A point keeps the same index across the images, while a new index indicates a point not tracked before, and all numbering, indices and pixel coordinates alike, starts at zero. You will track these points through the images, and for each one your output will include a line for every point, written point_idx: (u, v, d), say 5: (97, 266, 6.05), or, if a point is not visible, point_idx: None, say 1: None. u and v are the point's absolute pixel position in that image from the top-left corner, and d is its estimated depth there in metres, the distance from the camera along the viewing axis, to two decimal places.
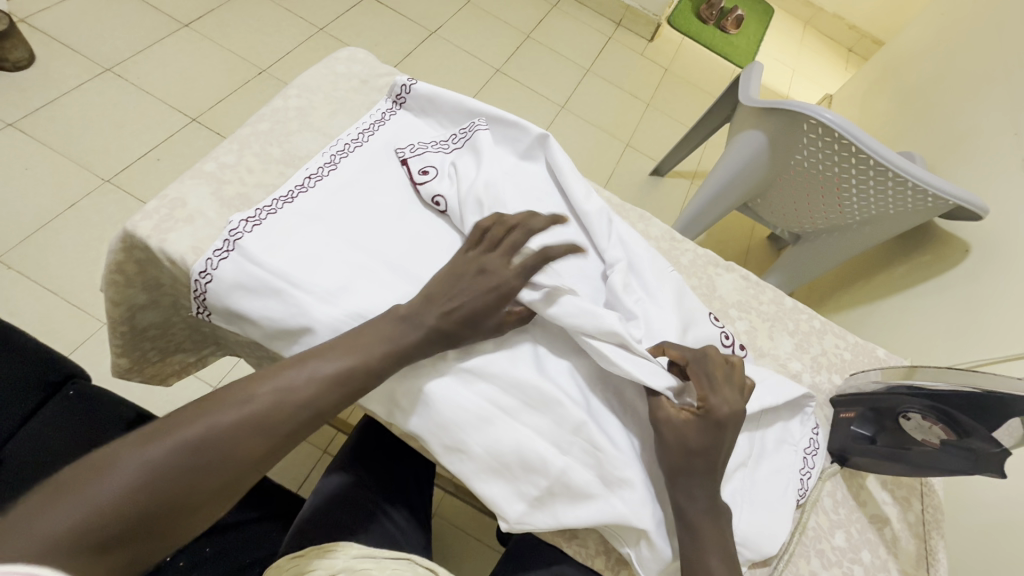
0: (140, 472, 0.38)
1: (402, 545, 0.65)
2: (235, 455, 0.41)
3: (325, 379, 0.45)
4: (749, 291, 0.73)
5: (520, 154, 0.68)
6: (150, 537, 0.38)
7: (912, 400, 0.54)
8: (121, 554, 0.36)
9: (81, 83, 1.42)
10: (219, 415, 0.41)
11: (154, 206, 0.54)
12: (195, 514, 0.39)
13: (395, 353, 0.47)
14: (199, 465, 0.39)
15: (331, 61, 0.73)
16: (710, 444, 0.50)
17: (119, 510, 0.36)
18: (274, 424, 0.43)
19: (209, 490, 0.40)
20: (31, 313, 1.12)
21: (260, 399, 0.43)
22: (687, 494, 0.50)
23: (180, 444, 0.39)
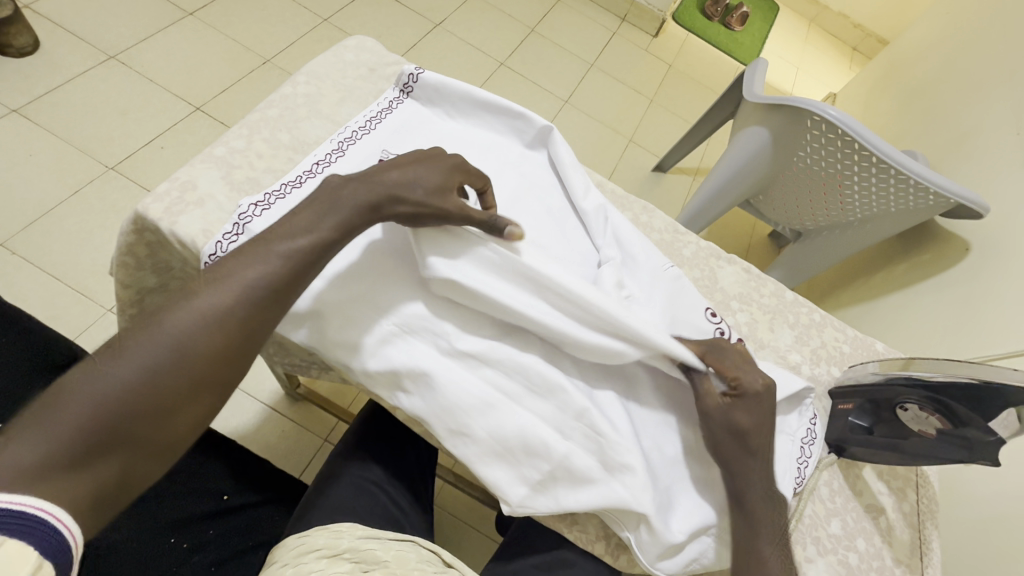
0: (102, 385, 0.35)
1: (404, 527, 0.66)
2: (196, 352, 0.38)
3: (276, 264, 0.42)
4: (751, 284, 0.74)
5: (525, 145, 0.69)
6: (132, 449, 0.36)
7: (909, 390, 0.55)
8: (102, 467, 0.35)
9: (86, 70, 1.42)
10: (171, 318, 0.38)
11: (165, 189, 0.54)
12: (173, 419, 0.37)
13: (343, 224, 0.46)
14: (160, 370, 0.37)
15: (340, 49, 0.73)
16: (761, 421, 0.52)
17: (90, 426, 0.34)
18: (230, 316, 0.40)
19: (179, 393, 0.37)
20: (36, 298, 1.13)
21: (212, 296, 0.40)
22: (746, 479, 0.52)
23: (136, 353, 0.37)
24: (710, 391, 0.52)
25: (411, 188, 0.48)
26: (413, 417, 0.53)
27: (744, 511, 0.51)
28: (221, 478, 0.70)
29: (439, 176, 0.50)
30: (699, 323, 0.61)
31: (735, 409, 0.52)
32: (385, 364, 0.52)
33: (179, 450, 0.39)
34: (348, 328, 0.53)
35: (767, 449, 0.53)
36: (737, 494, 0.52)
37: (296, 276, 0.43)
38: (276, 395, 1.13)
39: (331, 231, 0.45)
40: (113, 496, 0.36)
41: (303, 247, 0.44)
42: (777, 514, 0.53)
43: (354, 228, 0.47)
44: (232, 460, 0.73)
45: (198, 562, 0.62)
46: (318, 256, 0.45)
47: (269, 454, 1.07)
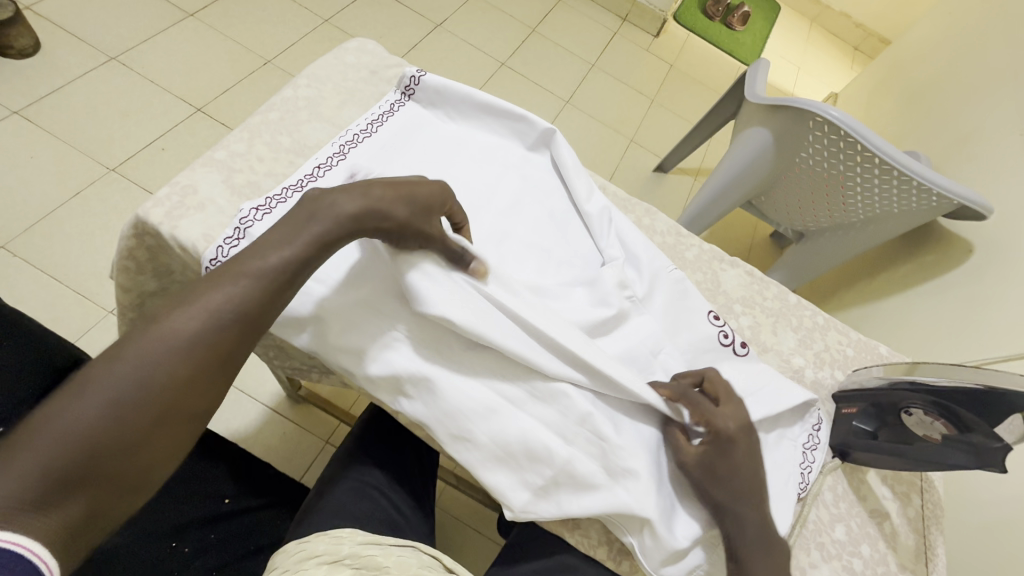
0: (69, 417, 0.33)
1: (406, 532, 0.66)
2: (169, 378, 0.37)
3: (248, 283, 0.41)
4: (753, 287, 0.74)
5: (527, 147, 0.68)
6: (105, 483, 0.34)
7: (915, 395, 0.54)
8: (73, 503, 0.33)
9: (86, 71, 1.42)
10: (138, 344, 0.37)
11: (166, 193, 0.54)
12: (148, 447, 0.36)
13: (320, 237, 0.45)
14: (131, 398, 0.35)
15: (341, 52, 0.73)
16: (733, 471, 0.51)
17: (59, 461, 0.32)
18: (205, 337, 0.38)
19: (154, 419, 0.36)
20: (38, 300, 1.13)
21: (183, 319, 0.38)
22: (737, 523, 0.50)
23: (106, 381, 0.35)
24: (682, 446, 0.53)
25: (399, 204, 0.48)
26: (413, 421, 0.53)
27: (737, 553, 0.50)
28: (220, 481, 0.71)
29: (434, 195, 0.51)
30: (700, 328, 0.62)
31: (702, 460, 0.52)
32: (388, 369, 0.51)
33: (155, 482, 0.37)
34: (346, 333, 0.52)
35: (753, 463, 0.53)
36: (732, 540, 0.50)
37: (271, 295, 0.42)
38: (277, 396, 1.13)
39: (307, 246, 0.44)
40: (86, 534, 0.34)
41: (275, 264, 0.42)
42: (772, 548, 0.50)
43: (337, 239, 0.46)
44: (231, 464, 0.75)
45: (201, 566, 0.61)
46: (292, 276, 0.43)
47: (270, 457, 1.07)
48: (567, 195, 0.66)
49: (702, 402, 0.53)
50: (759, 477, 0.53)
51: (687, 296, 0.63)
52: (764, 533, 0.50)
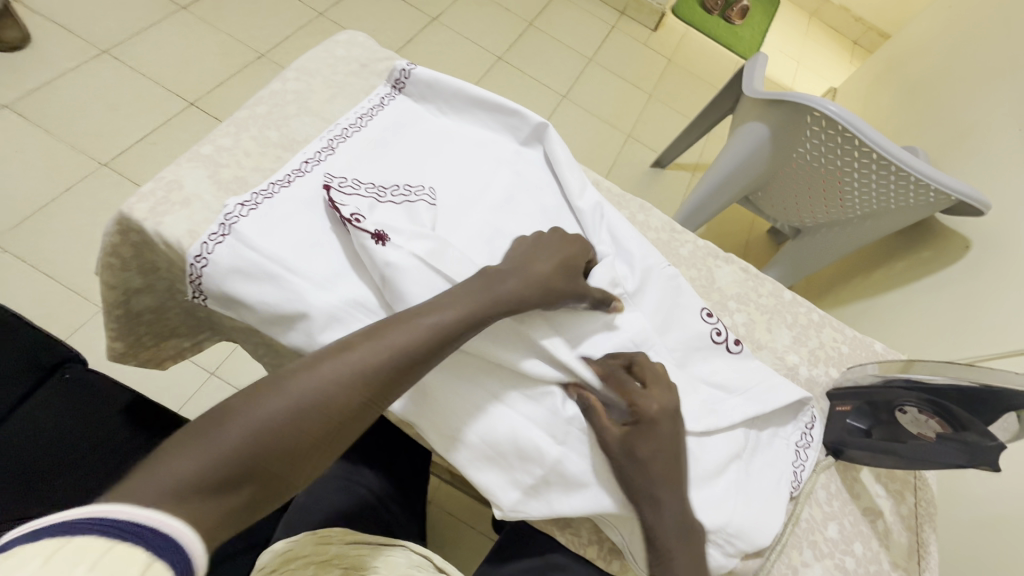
0: (256, 416, 0.38)
1: (397, 532, 0.66)
2: (334, 409, 0.40)
3: (426, 331, 0.44)
4: (748, 284, 0.73)
5: (519, 143, 0.67)
6: (263, 484, 0.38)
7: (909, 394, 0.54)
8: (237, 496, 0.37)
9: (77, 65, 1.40)
10: (323, 368, 0.41)
11: (150, 188, 0.53)
12: (301, 463, 0.39)
13: (489, 301, 0.47)
14: (303, 416, 0.39)
15: (331, 44, 0.72)
16: (662, 451, 0.49)
17: (234, 457, 0.37)
18: (374, 375, 0.42)
19: (309, 445, 0.39)
20: (29, 296, 1.12)
21: (357, 356, 0.42)
22: (656, 515, 0.48)
23: (287, 394, 0.39)
24: (606, 426, 0.49)
25: (558, 275, 0.51)
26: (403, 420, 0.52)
27: (656, 548, 0.48)
28: None
29: (568, 255, 0.54)
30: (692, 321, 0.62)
31: (628, 439, 0.48)
32: None
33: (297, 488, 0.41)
34: (319, 323, 0.48)
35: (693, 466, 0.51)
36: (650, 528, 0.48)
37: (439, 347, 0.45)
38: None
39: (477, 308, 0.46)
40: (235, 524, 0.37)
41: (453, 319, 0.45)
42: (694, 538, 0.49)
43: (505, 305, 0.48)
44: None
45: None
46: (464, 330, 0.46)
47: None
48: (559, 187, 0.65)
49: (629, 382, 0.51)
50: (678, 459, 0.50)
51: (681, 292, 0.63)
52: (688, 542, 0.48)
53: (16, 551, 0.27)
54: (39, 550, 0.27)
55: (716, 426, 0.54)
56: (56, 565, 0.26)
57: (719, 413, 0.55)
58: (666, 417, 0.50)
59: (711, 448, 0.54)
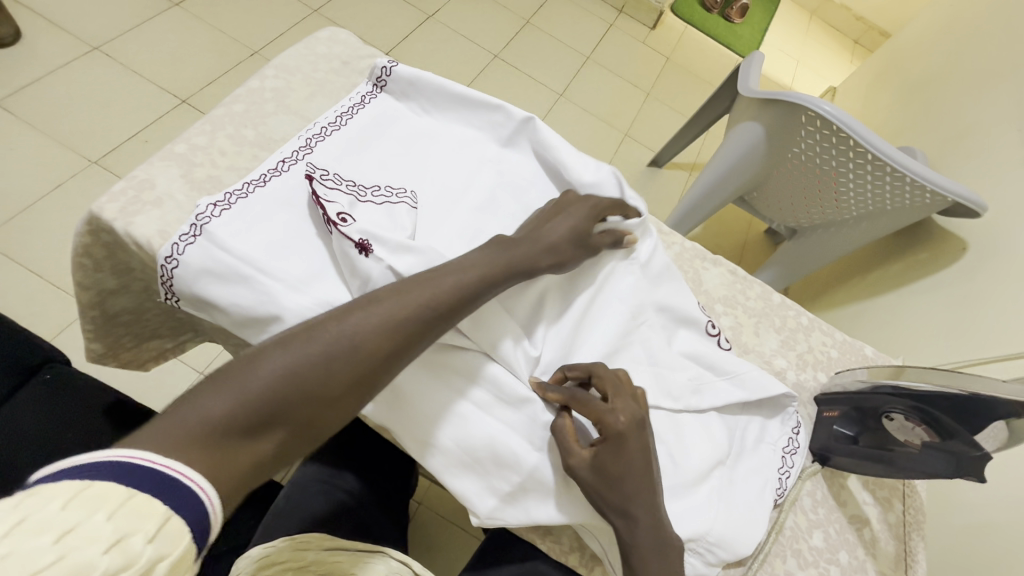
0: (287, 361, 0.38)
1: (377, 536, 0.65)
2: (365, 354, 0.40)
3: (449, 287, 0.45)
4: (736, 286, 0.72)
5: (504, 140, 0.66)
6: (295, 428, 0.38)
7: (896, 400, 0.53)
8: (269, 439, 0.37)
9: (68, 62, 1.39)
10: (353, 317, 0.41)
11: (121, 187, 0.52)
12: (331, 410, 0.39)
13: (509, 264, 0.49)
14: (335, 362, 0.39)
15: (312, 41, 0.71)
16: (633, 463, 0.47)
17: (263, 400, 0.37)
18: (401, 326, 0.42)
19: (338, 390, 0.39)
20: (16, 295, 1.11)
21: (384, 310, 0.42)
22: (631, 529, 0.46)
23: (318, 340, 0.40)
24: (573, 448, 0.47)
25: (568, 242, 0.54)
26: (378, 425, 0.52)
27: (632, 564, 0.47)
28: None
29: (585, 219, 0.56)
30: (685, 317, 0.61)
31: (592, 460, 0.47)
32: None
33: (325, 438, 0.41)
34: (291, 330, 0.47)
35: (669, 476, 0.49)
36: (623, 540, 0.47)
37: (463, 302, 0.46)
38: None
39: (495, 269, 0.48)
40: (267, 471, 0.37)
41: (473, 278, 0.47)
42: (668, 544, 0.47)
43: (518, 267, 0.50)
44: None
45: None
46: (484, 288, 0.47)
47: None
48: (562, 170, 0.62)
49: (589, 400, 0.48)
50: (650, 473, 0.48)
51: (671, 278, 0.62)
52: (662, 555, 0.47)
53: (41, 487, 0.27)
54: (63, 491, 0.27)
55: (694, 406, 0.55)
56: (74, 512, 0.27)
57: (704, 393, 0.56)
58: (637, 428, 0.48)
59: (694, 453, 0.53)
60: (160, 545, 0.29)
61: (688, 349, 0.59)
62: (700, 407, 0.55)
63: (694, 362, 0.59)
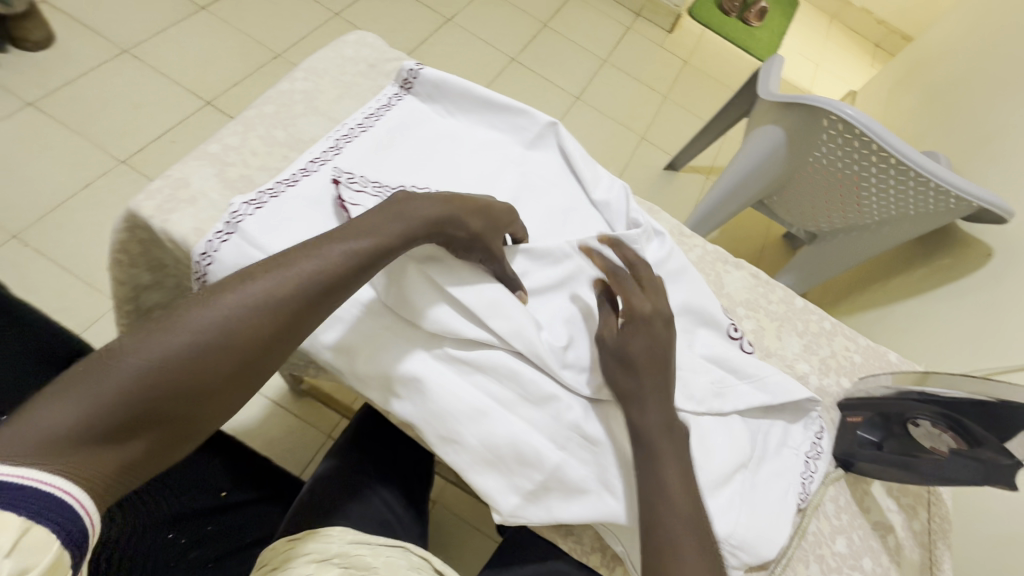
0: (150, 357, 0.36)
1: (397, 531, 0.66)
2: (238, 341, 0.39)
3: (333, 261, 0.44)
4: (758, 290, 0.72)
5: (527, 143, 0.67)
6: (166, 426, 0.37)
7: (923, 407, 0.52)
8: (137, 440, 0.36)
9: (99, 64, 1.43)
10: (223, 300, 0.39)
11: (158, 186, 0.54)
12: (207, 402, 0.38)
13: (404, 233, 0.47)
14: (203, 354, 0.38)
15: (340, 45, 0.72)
16: (655, 345, 0.52)
17: (127, 399, 0.35)
18: (277, 307, 0.41)
19: (214, 380, 0.38)
20: (48, 290, 1.15)
21: (254, 291, 0.40)
22: (641, 413, 0.50)
23: (185, 332, 0.38)
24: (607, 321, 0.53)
25: (471, 215, 0.51)
26: (404, 421, 0.52)
27: (642, 444, 0.49)
28: (217, 474, 0.71)
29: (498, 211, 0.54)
30: (709, 319, 0.61)
31: (627, 335, 0.51)
32: (378, 366, 0.51)
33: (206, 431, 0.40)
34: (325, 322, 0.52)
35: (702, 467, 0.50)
36: (634, 426, 0.50)
37: (352, 275, 0.45)
38: (279, 389, 1.16)
39: (386, 239, 0.46)
40: (141, 468, 0.37)
41: (362, 249, 0.45)
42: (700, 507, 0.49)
43: (416, 237, 0.48)
44: (227, 458, 0.74)
45: (197, 558, 0.61)
46: (372, 262, 0.46)
47: (272, 449, 1.10)
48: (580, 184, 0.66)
49: (627, 281, 0.54)
50: (669, 357, 0.53)
51: (686, 279, 0.62)
52: (689, 492, 0.48)
53: None
54: None
55: (716, 409, 0.55)
56: None
57: (727, 397, 0.56)
58: (665, 318, 0.54)
59: (718, 455, 0.53)
60: (20, 559, 0.28)
61: (707, 351, 0.59)
62: (723, 411, 0.55)
63: (715, 365, 0.58)
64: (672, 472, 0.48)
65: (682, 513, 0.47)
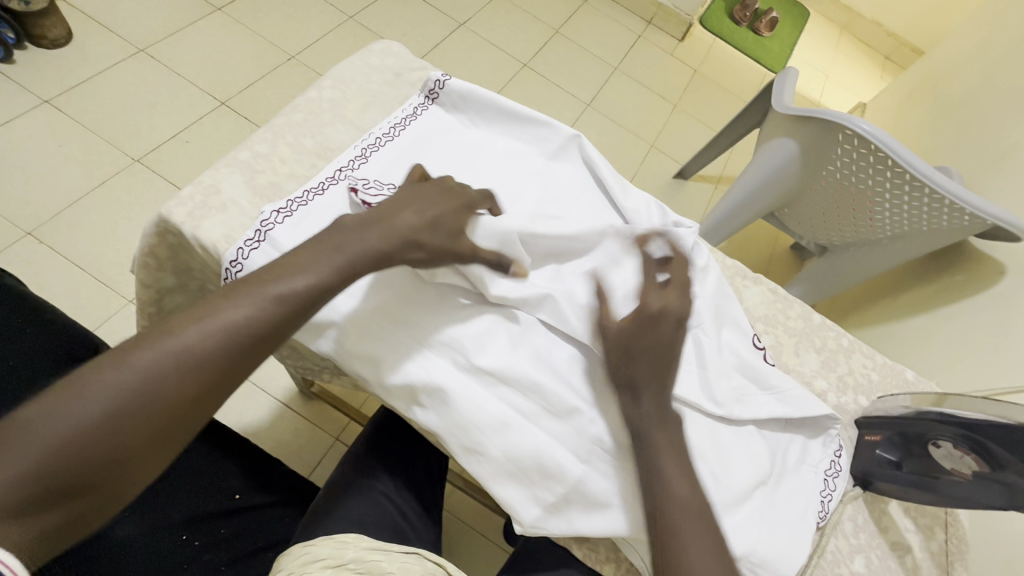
0: (63, 425, 0.34)
1: (411, 539, 0.66)
2: (168, 398, 0.37)
3: (267, 305, 0.41)
4: (777, 305, 0.72)
5: (550, 155, 0.67)
6: (94, 493, 0.35)
7: (942, 427, 0.53)
8: (52, 515, 0.34)
9: (115, 63, 1.44)
10: (140, 356, 0.37)
11: (189, 192, 0.54)
12: (131, 468, 0.36)
13: (346, 267, 0.45)
14: (128, 414, 0.35)
15: (366, 54, 0.73)
16: (658, 343, 0.51)
17: (46, 468, 0.33)
18: (208, 358, 0.38)
19: (142, 441, 0.36)
20: (61, 287, 1.15)
21: (179, 342, 0.38)
22: (634, 406, 0.49)
23: (101, 395, 0.35)
24: (608, 316, 0.53)
25: (424, 229, 0.49)
26: (427, 429, 0.53)
27: (640, 438, 0.49)
28: (234, 475, 0.69)
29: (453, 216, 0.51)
30: (735, 324, 0.62)
31: (623, 332, 0.51)
32: (402, 377, 0.52)
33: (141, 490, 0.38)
34: (350, 330, 0.53)
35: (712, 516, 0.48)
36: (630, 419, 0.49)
37: (288, 318, 0.42)
38: (289, 391, 1.16)
39: (326, 274, 0.44)
40: (71, 535, 0.35)
41: (297, 289, 0.42)
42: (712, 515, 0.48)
43: (359, 270, 0.46)
44: (244, 455, 0.72)
45: (208, 561, 0.61)
46: (315, 299, 0.43)
47: (282, 450, 1.10)
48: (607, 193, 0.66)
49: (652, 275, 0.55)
50: (665, 360, 0.51)
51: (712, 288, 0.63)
52: (681, 460, 0.48)
53: None
54: None
55: (736, 415, 0.55)
56: None
57: (747, 403, 0.56)
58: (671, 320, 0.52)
59: (738, 470, 0.53)
60: None
61: (736, 361, 0.59)
62: (743, 420, 0.56)
63: (741, 372, 0.59)
64: (673, 472, 0.48)
65: (681, 462, 0.48)
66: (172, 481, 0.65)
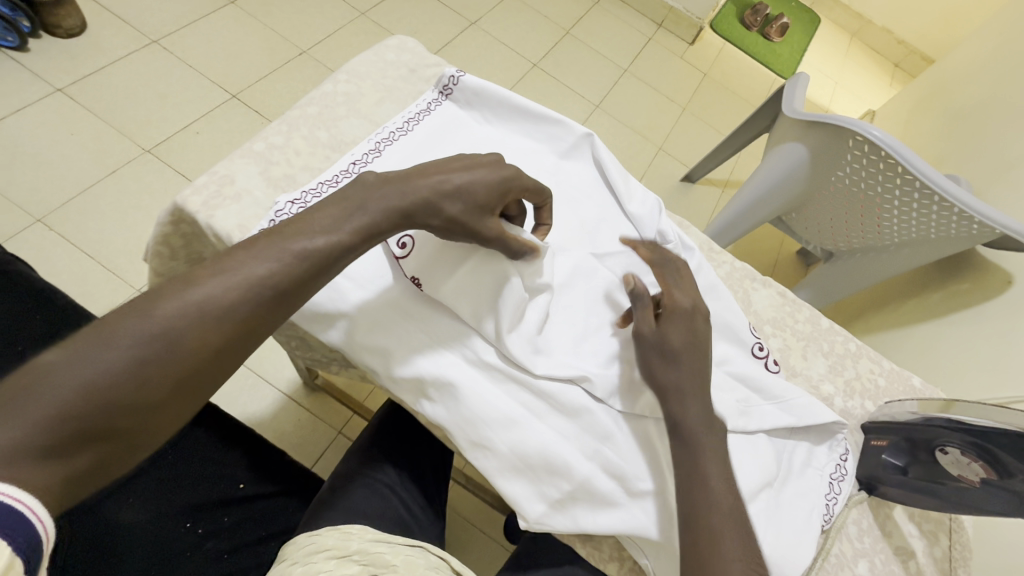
0: (90, 369, 0.32)
1: (414, 532, 0.67)
2: (192, 346, 0.36)
3: (294, 261, 0.40)
4: (785, 309, 0.72)
5: (561, 154, 0.67)
6: (116, 440, 0.34)
7: (951, 434, 0.53)
8: (80, 461, 0.32)
9: (129, 53, 1.45)
10: (164, 307, 0.36)
11: (204, 182, 0.55)
12: (154, 414, 0.35)
13: (367, 226, 0.43)
14: (154, 361, 0.34)
15: (382, 49, 0.73)
16: (692, 335, 0.53)
17: (69, 413, 0.31)
18: (234, 311, 0.37)
19: (166, 389, 0.35)
20: (69, 274, 1.16)
21: (202, 294, 0.37)
22: (681, 406, 0.50)
23: (127, 340, 0.34)
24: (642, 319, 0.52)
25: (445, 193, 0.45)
26: (433, 423, 0.53)
27: (688, 446, 0.50)
28: (238, 465, 0.69)
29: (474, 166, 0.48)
30: (734, 335, 0.62)
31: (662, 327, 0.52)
32: (413, 372, 0.52)
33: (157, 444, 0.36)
34: (360, 323, 0.53)
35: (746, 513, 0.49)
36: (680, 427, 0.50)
37: (313, 271, 0.41)
38: (293, 383, 1.16)
39: (346, 232, 0.42)
40: (86, 484, 0.33)
41: (323, 246, 0.41)
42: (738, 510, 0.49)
43: (380, 231, 0.44)
44: (250, 443, 0.71)
45: (212, 549, 0.62)
46: (338, 261, 0.42)
47: (285, 442, 1.11)
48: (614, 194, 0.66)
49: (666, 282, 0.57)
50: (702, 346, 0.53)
51: (714, 296, 0.63)
52: (706, 413, 0.51)
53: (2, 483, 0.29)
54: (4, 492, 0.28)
55: (740, 428, 0.55)
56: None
57: (751, 416, 0.56)
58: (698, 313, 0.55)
59: (743, 473, 0.53)
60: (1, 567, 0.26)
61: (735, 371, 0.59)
62: (750, 430, 0.56)
63: (741, 384, 0.59)
64: (714, 471, 0.49)
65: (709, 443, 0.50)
66: (179, 469, 0.65)
